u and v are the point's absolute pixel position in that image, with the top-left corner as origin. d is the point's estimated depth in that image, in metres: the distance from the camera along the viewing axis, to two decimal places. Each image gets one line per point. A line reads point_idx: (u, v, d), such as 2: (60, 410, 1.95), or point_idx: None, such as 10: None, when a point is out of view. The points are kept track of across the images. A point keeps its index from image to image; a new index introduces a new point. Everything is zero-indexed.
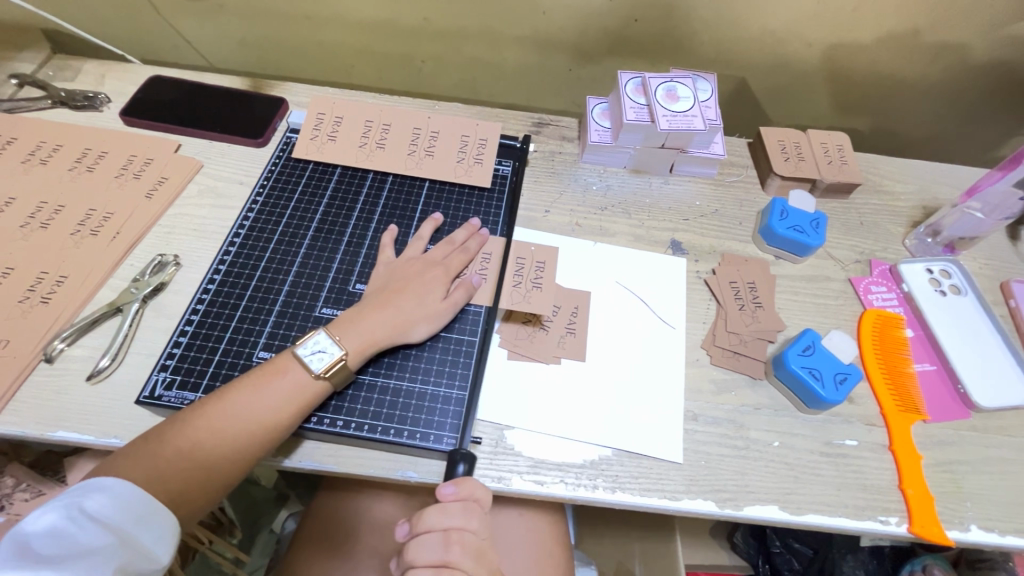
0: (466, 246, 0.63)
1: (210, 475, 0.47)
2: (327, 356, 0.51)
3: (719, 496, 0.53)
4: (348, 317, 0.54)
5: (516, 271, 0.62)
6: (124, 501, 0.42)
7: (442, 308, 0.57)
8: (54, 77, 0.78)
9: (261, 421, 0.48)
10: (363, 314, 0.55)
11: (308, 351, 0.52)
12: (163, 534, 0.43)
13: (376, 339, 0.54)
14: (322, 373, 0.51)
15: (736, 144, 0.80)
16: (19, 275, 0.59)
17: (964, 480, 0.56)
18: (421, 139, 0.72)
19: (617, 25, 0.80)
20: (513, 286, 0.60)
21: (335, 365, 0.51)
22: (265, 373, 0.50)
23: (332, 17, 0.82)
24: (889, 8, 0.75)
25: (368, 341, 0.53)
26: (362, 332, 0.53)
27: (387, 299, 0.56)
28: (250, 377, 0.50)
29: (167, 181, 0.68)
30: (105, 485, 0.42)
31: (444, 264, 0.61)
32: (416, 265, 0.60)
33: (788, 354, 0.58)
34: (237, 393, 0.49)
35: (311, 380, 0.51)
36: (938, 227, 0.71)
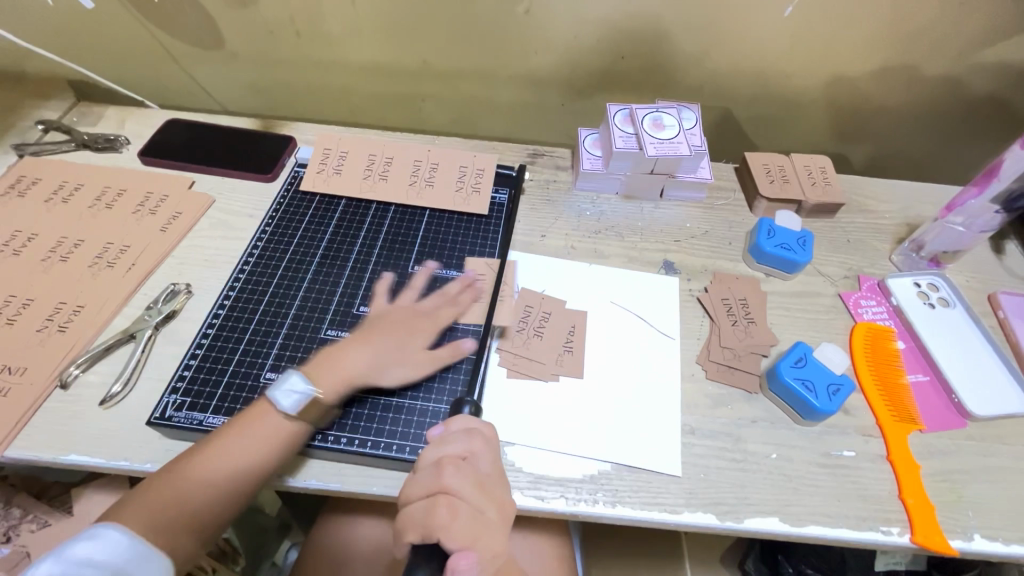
0: (458, 299, 0.64)
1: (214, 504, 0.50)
2: (298, 395, 0.53)
3: (719, 508, 0.53)
4: (326, 356, 0.56)
5: (521, 318, 0.64)
6: (119, 548, 0.45)
7: (423, 357, 0.58)
8: (78, 122, 0.83)
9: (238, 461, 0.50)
10: (346, 351, 0.57)
11: (282, 392, 0.53)
12: (156, 574, 0.46)
13: (351, 376, 0.55)
14: (293, 413, 0.52)
15: (724, 169, 0.83)
16: (39, 305, 0.61)
17: (965, 489, 0.56)
18: (422, 170, 0.76)
19: (605, 63, 0.85)
20: (517, 332, 0.63)
21: (307, 406, 0.53)
22: (246, 420, 0.52)
23: (338, 62, 0.88)
24: (860, 40, 0.80)
25: (343, 378, 0.55)
26: (338, 370, 0.55)
27: (370, 337, 0.58)
28: (234, 422, 0.52)
29: (181, 215, 0.71)
30: (96, 533, 0.45)
31: (433, 317, 0.62)
32: (405, 313, 0.61)
33: (781, 366, 0.59)
34: (221, 437, 0.51)
35: (285, 421, 0.52)
36: (921, 241, 0.73)
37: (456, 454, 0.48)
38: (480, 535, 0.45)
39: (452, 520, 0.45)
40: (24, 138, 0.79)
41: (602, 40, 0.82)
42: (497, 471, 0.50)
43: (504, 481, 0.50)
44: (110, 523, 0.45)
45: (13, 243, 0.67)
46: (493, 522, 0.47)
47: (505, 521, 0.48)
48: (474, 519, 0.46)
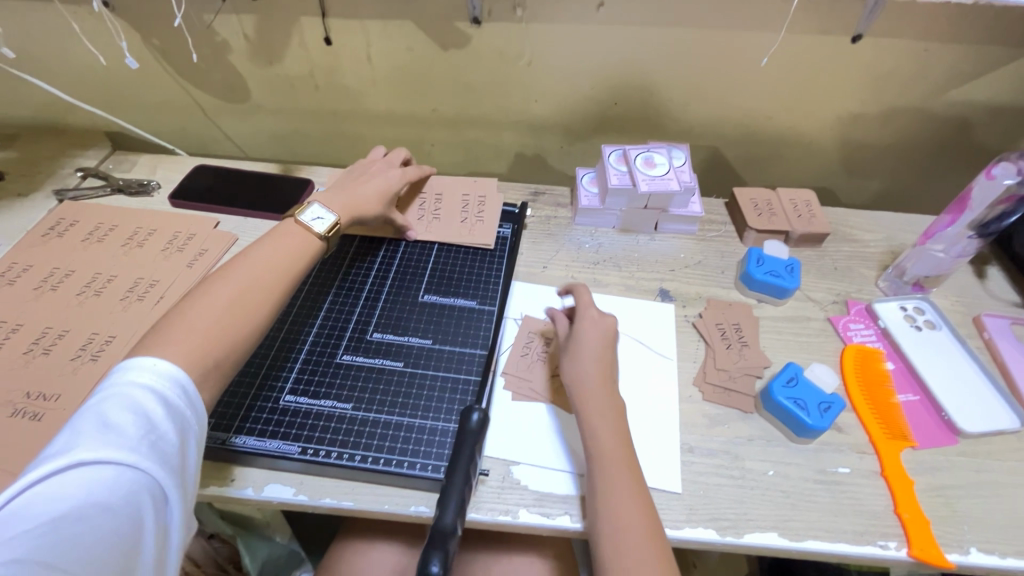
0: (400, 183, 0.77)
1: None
2: (326, 218, 0.64)
3: (719, 524, 0.55)
4: (327, 201, 0.67)
5: (524, 343, 0.68)
6: (145, 374, 0.44)
7: (389, 190, 0.74)
8: (113, 169, 0.90)
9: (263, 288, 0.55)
10: (333, 199, 0.68)
11: (308, 216, 0.63)
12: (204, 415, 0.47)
13: (351, 209, 0.68)
14: (324, 232, 0.63)
15: (714, 204, 0.88)
16: (74, 336, 0.66)
17: (959, 504, 0.57)
18: (428, 203, 0.82)
19: (600, 108, 0.92)
20: (520, 357, 0.66)
21: (332, 227, 0.64)
22: (274, 236, 0.60)
23: (354, 112, 0.95)
24: (835, 83, 0.86)
25: (351, 207, 0.68)
26: (345, 206, 0.68)
27: (352, 196, 0.69)
28: (243, 270, 0.56)
29: (206, 252, 0.76)
30: (145, 369, 0.45)
31: (386, 175, 0.75)
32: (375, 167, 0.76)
33: (773, 386, 0.62)
34: (235, 284, 0.54)
35: (313, 237, 0.62)
36: (903, 267, 0.77)
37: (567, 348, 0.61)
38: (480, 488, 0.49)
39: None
40: (64, 184, 0.86)
41: (597, 88, 0.89)
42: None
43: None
44: (153, 352, 0.46)
45: (51, 279, 0.72)
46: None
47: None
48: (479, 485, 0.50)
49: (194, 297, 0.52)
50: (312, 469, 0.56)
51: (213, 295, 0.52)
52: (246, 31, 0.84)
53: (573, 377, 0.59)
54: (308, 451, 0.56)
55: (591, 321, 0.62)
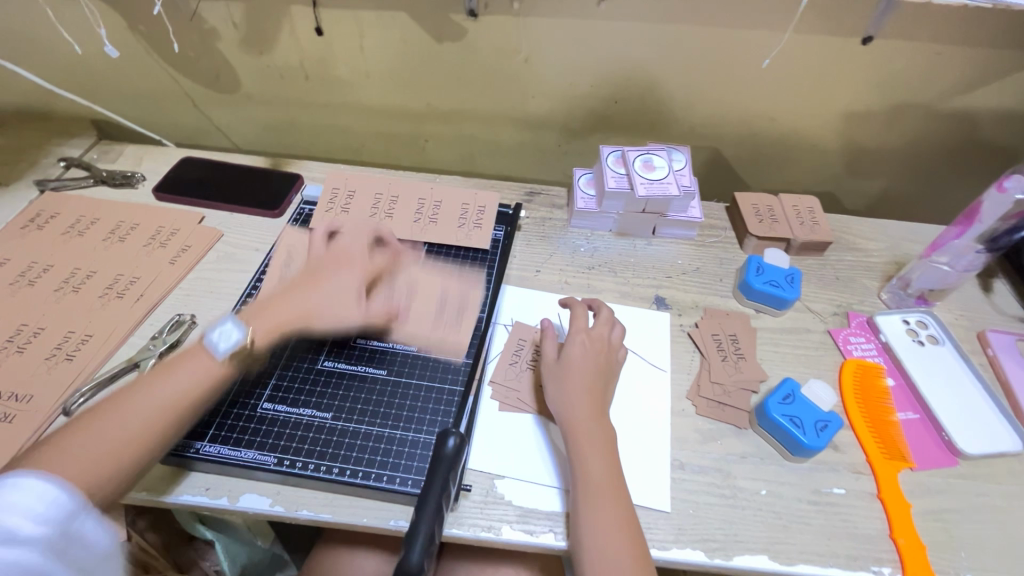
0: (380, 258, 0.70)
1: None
2: (230, 338, 0.58)
3: (707, 545, 0.53)
4: (261, 305, 0.61)
5: (513, 349, 0.66)
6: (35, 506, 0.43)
7: (353, 313, 0.63)
8: (98, 159, 0.88)
9: (175, 397, 0.53)
10: (276, 300, 0.62)
11: (215, 336, 0.58)
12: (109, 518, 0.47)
13: (281, 323, 0.61)
14: (226, 356, 0.57)
15: (714, 208, 0.86)
16: (49, 334, 0.64)
17: (957, 529, 0.55)
18: (425, 208, 0.79)
19: (599, 107, 0.89)
20: (509, 364, 0.64)
21: (239, 346, 0.58)
22: (172, 365, 0.55)
23: (346, 105, 0.93)
24: (842, 85, 0.83)
25: (276, 324, 0.60)
26: (271, 317, 0.60)
27: (305, 286, 0.63)
28: (163, 367, 0.55)
29: (190, 248, 0.74)
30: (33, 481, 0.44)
31: (358, 263, 0.67)
32: (335, 258, 0.67)
33: (769, 402, 0.60)
34: (150, 382, 0.53)
35: (215, 360, 0.56)
36: (908, 279, 0.75)
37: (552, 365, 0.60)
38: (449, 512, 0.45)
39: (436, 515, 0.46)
40: (46, 174, 0.83)
41: (596, 86, 0.86)
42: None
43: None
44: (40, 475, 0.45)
45: (28, 274, 0.69)
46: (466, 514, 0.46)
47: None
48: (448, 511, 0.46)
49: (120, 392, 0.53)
50: (288, 480, 0.54)
51: (125, 396, 0.52)
52: (234, 19, 0.81)
53: (558, 397, 0.58)
54: (285, 463, 0.54)
55: (580, 343, 0.61)
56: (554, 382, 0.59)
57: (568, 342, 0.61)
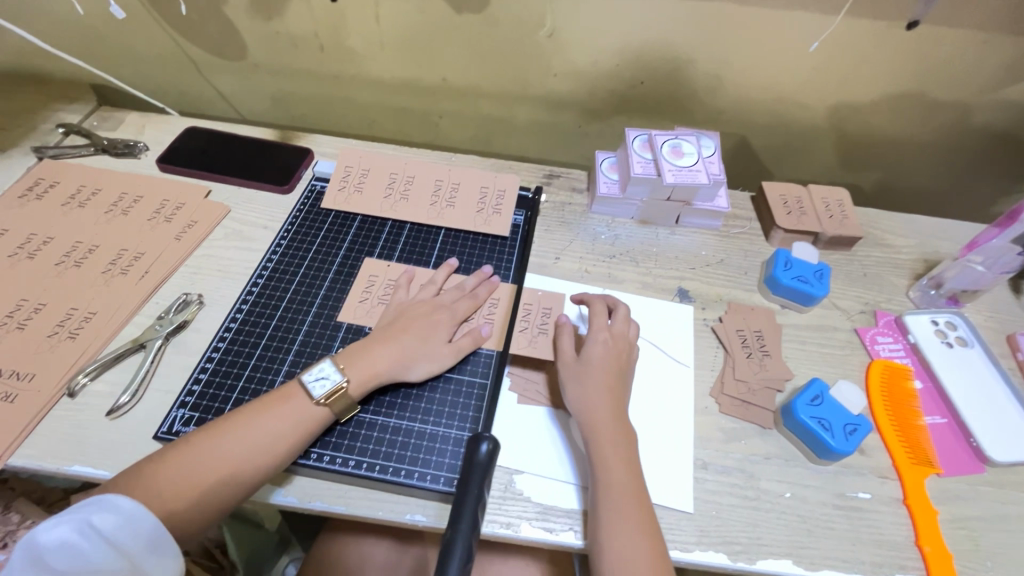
0: (475, 291, 0.65)
1: (212, 492, 0.47)
2: (330, 381, 0.53)
3: (730, 548, 0.52)
4: (354, 349, 0.57)
5: (522, 317, 0.64)
6: (129, 523, 0.43)
7: (443, 349, 0.59)
8: (98, 126, 0.84)
9: (268, 446, 0.49)
10: (368, 347, 0.57)
11: (312, 377, 0.54)
12: (169, 563, 0.44)
13: (378, 372, 0.55)
14: (324, 400, 0.53)
15: (739, 197, 0.83)
16: (50, 311, 0.61)
17: (983, 537, 0.54)
18: (442, 190, 0.76)
19: (624, 87, 0.85)
20: (520, 332, 0.62)
21: (335, 393, 0.53)
22: (271, 400, 0.52)
23: (358, 77, 0.88)
24: (880, 73, 0.80)
25: (371, 373, 0.55)
26: (366, 365, 0.55)
27: (391, 336, 0.58)
28: (258, 403, 0.52)
29: (196, 224, 0.71)
30: (118, 504, 0.43)
31: (449, 309, 0.62)
32: (425, 306, 0.62)
33: (796, 403, 0.58)
34: (244, 417, 0.51)
35: (312, 405, 0.52)
36: (940, 279, 0.72)
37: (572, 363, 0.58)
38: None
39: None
40: (45, 141, 0.79)
41: (623, 64, 0.82)
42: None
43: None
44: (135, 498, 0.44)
45: (28, 246, 0.66)
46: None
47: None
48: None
49: (216, 421, 0.51)
50: (303, 471, 0.53)
51: (220, 430, 0.50)
52: None
53: (578, 396, 0.56)
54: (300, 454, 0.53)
55: (602, 342, 0.59)
56: (574, 381, 0.57)
57: (590, 339, 0.59)
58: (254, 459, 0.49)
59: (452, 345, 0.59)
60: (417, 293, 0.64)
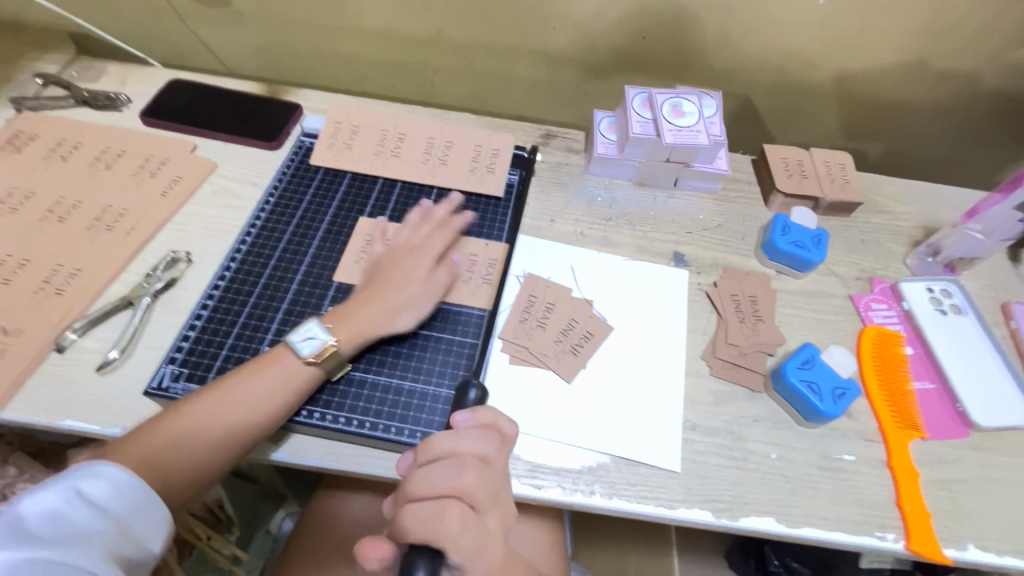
0: (448, 225, 0.64)
1: (208, 448, 0.48)
2: (319, 342, 0.53)
3: (715, 506, 0.53)
4: (341, 309, 0.56)
5: (523, 308, 0.63)
6: (120, 487, 0.43)
7: (425, 292, 0.59)
8: (77, 77, 0.80)
9: (261, 407, 0.50)
10: (353, 306, 0.56)
11: (299, 337, 0.53)
12: (153, 526, 0.45)
13: (366, 329, 0.55)
14: (312, 357, 0.53)
15: (740, 161, 0.81)
16: (35, 267, 0.60)
17: (962, 498, 0.56)
18: (435, 148, 0.74)
19: (625, 43, 0.82)
20: (518, 322, 0.61)
21: (325, 351, 0.53)
22: (263, 362, 0.52)
23: (349, 28, 0.85)
24: (891, 30, 0.76)
25: (359, 330, 0.55)
26: (353, 321, 0.55)
27: (374, 291, 0.58)
28: (246, 367, 0.52)
29: (182, 180, 0.69)
30: (103, 471, 0.43)
31: (426, 248, 0.62)
32: (403, 252, 0.62)
33: (787, 367, 0.58)
34: (233, 381, 0.50)
35: (304, 367, 0.52)
36: (938, 246, 0.72)
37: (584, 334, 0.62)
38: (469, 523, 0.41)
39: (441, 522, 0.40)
40: (23, 92, 0.76)
41: (624, 18, 0.78)
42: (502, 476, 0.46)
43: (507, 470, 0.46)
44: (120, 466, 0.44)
45: (10, 200, 0.65)
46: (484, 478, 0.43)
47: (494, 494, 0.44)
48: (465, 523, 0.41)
49: (209, 385, 0.51)
50: (294, 428, 0.53)
51: (211, 395, 0.50)
52: None
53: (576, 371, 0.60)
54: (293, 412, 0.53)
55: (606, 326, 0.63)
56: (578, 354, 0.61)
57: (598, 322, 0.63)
58: (249, 419, 0.49)
59: (431, 283, 0.59)
60: (395, 239, 0.63)
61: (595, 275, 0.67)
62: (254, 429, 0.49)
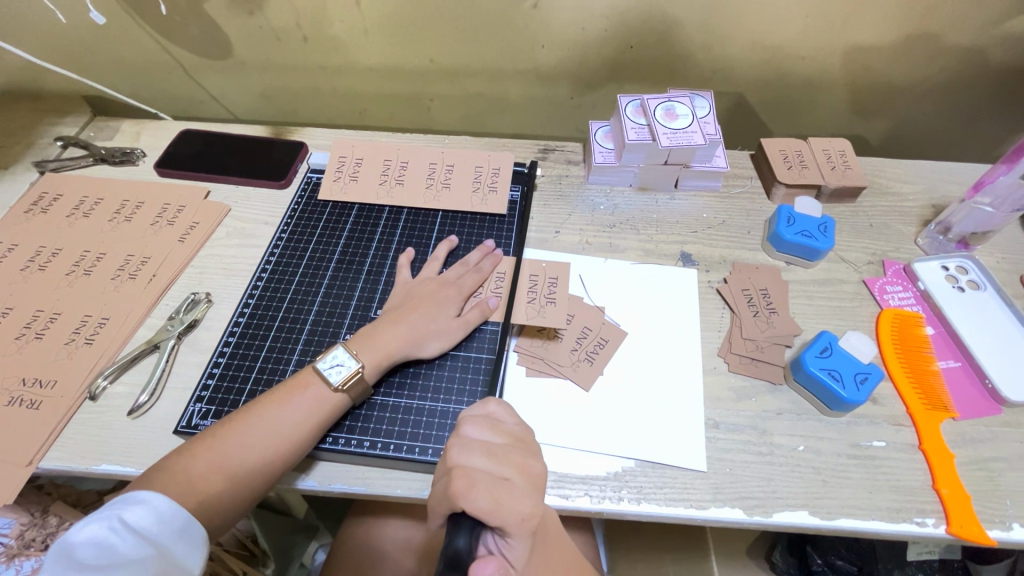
0: (480, 267, 0.65)
1: (232, 477, 0.49)
2: (343, 368, 0.54)
3: (746, 503, 0.52)
4: (364, 334, 0.57)
5: (529, 288, 0.64)
6: (163, 514, 0.45)
7: (452, 323, 0.60)
8: (94, 137, 0.84)
9: (290, 437, 0.51)
10: (378, 329, 0.58)
11: (327, 365, 0.55)
12: (193, 547, 0.46)
13: (391, 352, 0.56)
14: (340, 386, 0.54)
15: (738, 157, 0.82)
16: (66, 319, 0.63)
17: (1001, 477, 0.54)
18: (437, 173, 0.76)
19: (614, 53, 0.83)
20: (527, 303, 0.62)
21: (352, 378, 0.54)
22: (288, 388, 0.53)
23: (345, 66, 0.88)
24: (879, 14, 0.77)
25: (384, 354, 0.56)
26: (378, 346, 0.56)
27: (400, 316, 0.59)
28: (275, 393, 0.53)
29: (198, 225, 0.72)
30: (144, 498, 0.45)
31: (456, 285, 0.63)
32: (431, 284, 0.63)
33: (805, 356, 0.58)
34: (263, 407, 0.52)
35: (329, 392, 0.53)
36: (949, 223, 0.71)
37: (599, 339, 0.62)
38: (504, 498, 0.38)
39: (472, 492, 0.37)
40: (45, 156, 0.81)
41: (611, 30, 0.80)
42: (511, 440, 0.43)
43: (523, 447, 0.43)
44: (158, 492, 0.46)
45: (38, 258, 0.68)
46: (523, 486, 0.39)
47: (534, 487, 0.41)
48: (497, 482, 0.39)
49: (239, 410, 0.52)
50: (321, 455, 0.54)
51: (242, 422, 0.51)
52: None
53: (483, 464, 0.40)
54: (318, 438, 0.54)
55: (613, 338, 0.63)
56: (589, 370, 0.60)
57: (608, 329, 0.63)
58: (279, 444, 0.50)
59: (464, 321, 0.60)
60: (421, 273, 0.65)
61: (605, 281, 0.68)
62: (282, 455, 0.50)
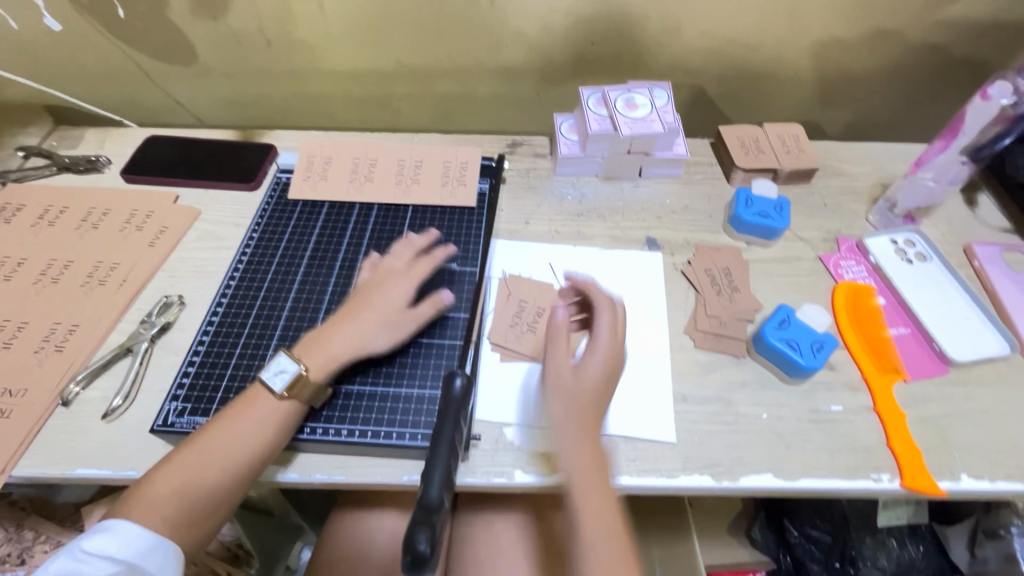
0: (429, 253, 0.66)
1: (193, 492, 0.49)
2: (290, 374, 0.53)
3: (715, 470, 0.55)
4: (309, 339, 0.57)
5: (506, 284, 0.67)
6: (123, 537, 0.46)
7: (404, 317, 0.59)
8: (57, 146, 0.84)
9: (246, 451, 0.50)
10: (323, 333, 0.57)
11: (272, 373, 0.54)
12: (168, 561, 0.47)
13: (337, 353, 0.56)
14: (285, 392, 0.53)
15: (699, 145, 0.85)
16: (34, 327, 0.62)
17: (950, 433, 0.58)
18: (407, 169, 0.77)
19: (576, 49, 0.86)
20: (506, 298, 0.65)
21: (297, 382, 0.53)
22: (240, 404, 0.52)
23: (313, 69, 0.89)
24: (824, 6, 0.81)
25: (330, 356, 0.55)
26: (319, 350, 0.55)
27: (347, 315, 0.58)
28: (227, 410, 0.53)
29: (168, 229, 0.72)
30: (107, 526, 0.47)
31: (404, 273, 0.63)
32: (380, 277, 0.62)
33: (766, 329, 0.61)
34: (218, 425, 0.51)
35: (279, 402, 0.53)
36: (894, 199, 0.75)
37: None
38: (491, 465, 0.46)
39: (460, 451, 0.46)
40: (6, 166, 0.79)
41: (571, 26, 0.82)
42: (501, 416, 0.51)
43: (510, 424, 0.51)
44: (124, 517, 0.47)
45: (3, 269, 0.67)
46: None
47: None
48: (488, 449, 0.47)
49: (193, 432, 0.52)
50: (300, 446, 0.55)
51: (198, 441, 0.50)
52: None
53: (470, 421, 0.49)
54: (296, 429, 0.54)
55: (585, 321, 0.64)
56: None
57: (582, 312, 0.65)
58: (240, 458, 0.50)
59: (415, 314, 0.60)
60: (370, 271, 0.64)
61: (574, 268, 0.70)
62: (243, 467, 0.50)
